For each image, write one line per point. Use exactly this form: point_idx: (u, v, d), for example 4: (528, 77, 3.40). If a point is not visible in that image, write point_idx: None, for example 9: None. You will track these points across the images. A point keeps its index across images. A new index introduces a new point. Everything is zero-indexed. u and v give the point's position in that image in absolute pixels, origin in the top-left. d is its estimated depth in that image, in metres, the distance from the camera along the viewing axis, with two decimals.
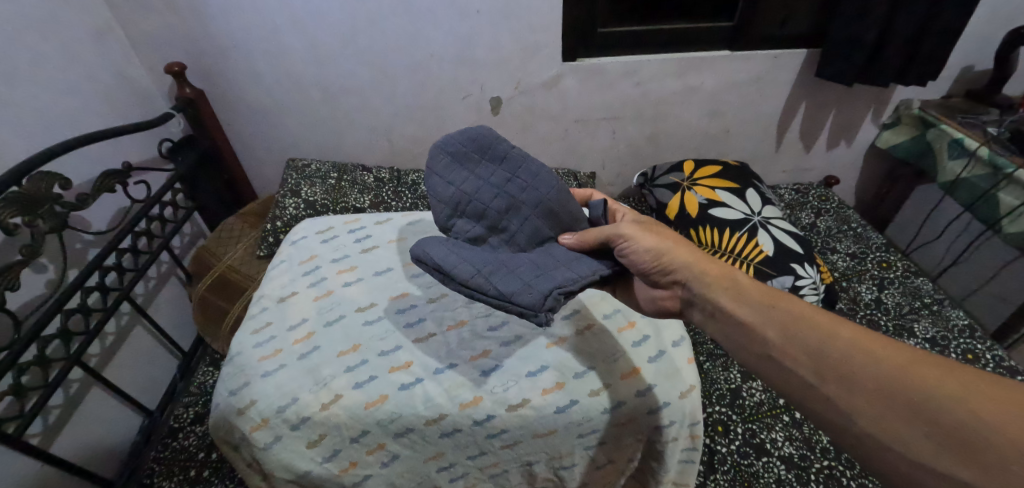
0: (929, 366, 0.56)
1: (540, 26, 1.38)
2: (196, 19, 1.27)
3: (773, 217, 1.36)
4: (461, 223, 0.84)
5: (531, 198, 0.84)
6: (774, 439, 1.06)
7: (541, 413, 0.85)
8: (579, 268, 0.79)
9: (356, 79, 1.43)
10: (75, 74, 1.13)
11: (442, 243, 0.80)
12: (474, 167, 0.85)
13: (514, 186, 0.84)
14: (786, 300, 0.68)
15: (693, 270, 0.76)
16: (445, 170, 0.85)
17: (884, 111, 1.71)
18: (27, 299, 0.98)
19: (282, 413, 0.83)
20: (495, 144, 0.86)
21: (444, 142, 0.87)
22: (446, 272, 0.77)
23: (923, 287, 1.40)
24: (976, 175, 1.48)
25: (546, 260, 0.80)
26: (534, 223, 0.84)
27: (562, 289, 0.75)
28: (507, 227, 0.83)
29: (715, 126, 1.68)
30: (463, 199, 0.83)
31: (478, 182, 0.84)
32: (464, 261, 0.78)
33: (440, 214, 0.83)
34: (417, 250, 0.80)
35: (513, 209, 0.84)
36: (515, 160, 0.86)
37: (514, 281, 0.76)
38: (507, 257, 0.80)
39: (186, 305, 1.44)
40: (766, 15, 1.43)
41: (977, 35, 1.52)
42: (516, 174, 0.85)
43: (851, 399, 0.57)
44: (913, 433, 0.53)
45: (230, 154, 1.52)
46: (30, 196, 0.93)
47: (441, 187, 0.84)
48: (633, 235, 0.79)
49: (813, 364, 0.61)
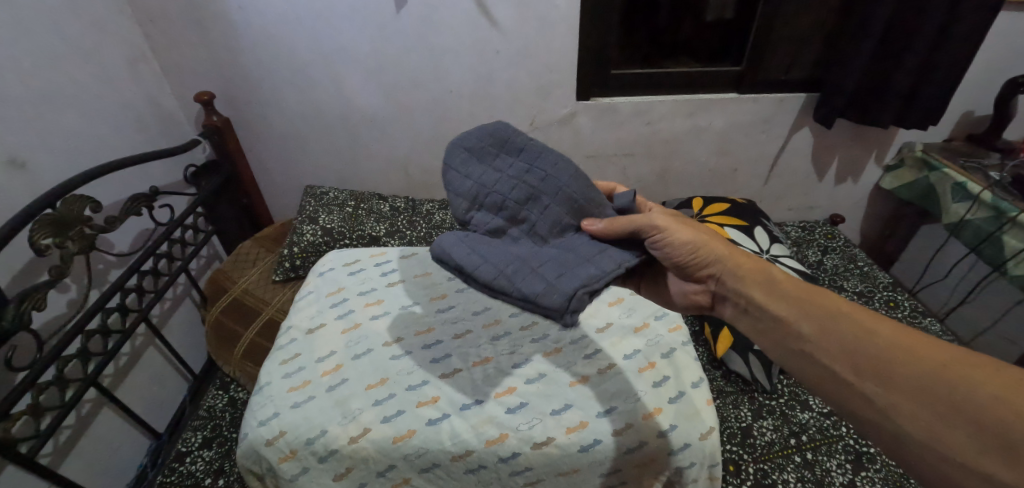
0: (970, 366, 0.55)
1: (556, 66, 1.44)
2: (227, 52, 1.33)
3: (781, 255, 1.38)
4: (480, 216, 0.86)
5: (550, 187, 0.84)
6: (786, 480, 1.06)
7: (565, 452, 0.86)
8: (603, 263, 0.79)
9: (377, 112, 1.48)
10: (110, 101, 1.18)
11: (462, 244, 0.85)
12: (492, 160, 0.87)
13: (532, 176, 0.85)
14: (826, 298, 0.68)
15: (727, 264, 0.79)
16: (462, 165, 0.87)
17: (887, 153, 1.75)
18: (50, 317, 1.00)
19: (310, 445, 0.85)
20: (511, 137, 0.87)
21: (461, 138, 0.88)
22: (467, 272, 0.83)
23: (931, 328, 1.41)
24: (979, 218, 1.52)
25: (569, 256, 0.81)
26: (554, 213, 0.84)
27: (587, 287, 0.76)
28: (527, 218, 0.85)
29: (724, 164, 1.72)
30: (480, 193, 0.85)
31: (495, 175, 0.85)
32: (484, 261, 0.82)
33: (459, 207, 0.86)
34: (440, 251, 0.86)
35: (531, 201, 0.84)
36: (532, 150, 0.86)
37: (537, 281, 0.79)
38: (529, 255, 0.82)
39: (197, 328, 1.45)
40: (772, 60, 1.48)
41: (975, 84, 1.58)
42: (534, 164, 0.85)
43: (886, 393, 0.58)
44: (951, 431, 0.53)
45: (249, 178, 1.56)
46: (62, 218, 0.96)
47: (460, 183, 0.86)
48: (669, 228, 0.78)
49: (849, 361, 0.61)
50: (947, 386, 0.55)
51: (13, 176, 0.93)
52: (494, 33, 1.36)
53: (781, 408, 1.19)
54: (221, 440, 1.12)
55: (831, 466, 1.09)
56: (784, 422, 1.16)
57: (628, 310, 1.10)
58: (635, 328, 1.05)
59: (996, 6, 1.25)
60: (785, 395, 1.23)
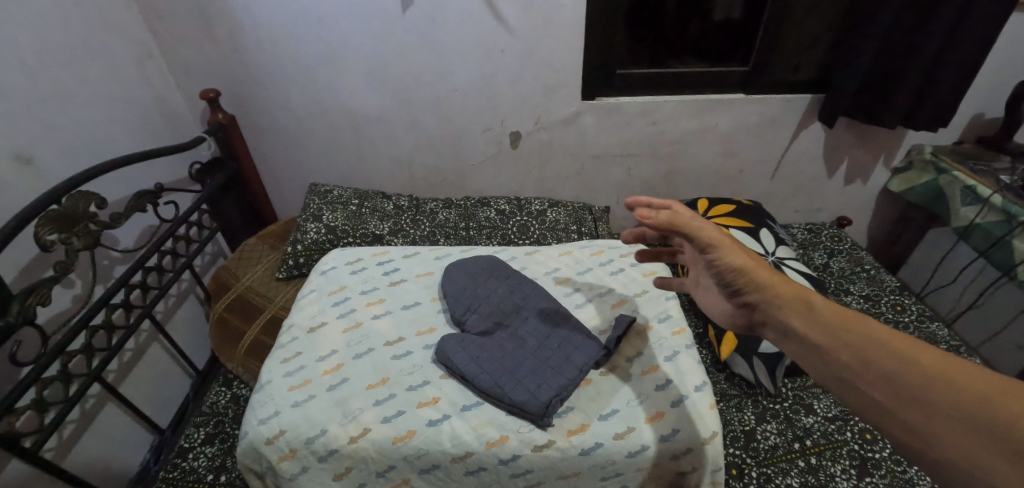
0: (1013, 398, 0.53)
1: (562, 65, 1.43)
2: (233, 49, 1.33)
3: (787, 257, 1.37)
4: (473, 318, 1.02)
5: (530, 304, 1.05)
6: (789, 485, 1.05)
7: (565, 455, 0.85)
8: (569, 372, 0.93)
9: (382, 110, 1.48)
10: (117, 97, 1.18)
11: (460, 347, 0.95)
12: (487, 279, 1.10)
13: (517, 294, 1.07)
14: (866, 325, 0.64)
15: (768, 294, 0.73)
16: (462, 279, 1.10)
17: (895, 156, 1.73)
18: (54, 313, 1.00)
19: (310, 445, 0.85)
20: (500, 265, 1.13)
21: (461, 263, 1.14)
22: (465, 376, 0.92)
23: (938, 332, 1.40)
24: (988, 222, 1.50)
25: (544, 366, 0.94)
26: (533, 325, 1.01)
27: (560, 397, 0.89)
28: (510, 324, 1.02)
29: (730, 165, 1.71)
30: (473, 302, 1.05)
31: (488, 290, 1.07)
32: (478, 365, 0.92)
33: (456, 311, 1.04)
34: (442, 356, 0.94)
35: (516, 311, 1.04)
36: (516, 277, 1.11)
37: (522, 389, 0.89)
38: (512, 362, 0.94)
39: (201, 325, 1.45)
40: (779, 62, 1.47)
41: (986, 87, 1.56)
42: (518, 285, 1.09)
43: (928, 422, 0.55)
44: (996, 461, 0.51)
45: (254, 175, 1.56)
46: (68, 214, 0.96)
47: (458, 291, 1.08)
48: (720, 247, 0.76)
49: (888, 386, 0.59)
50: (991, 418, 0.52)
51: (19, 171, 0.94)
52: (499, 33, 1.36)
53: (785, 412, 1.19)
54: (223, 436, 1.13)
55: (835, 471, 1.08)
56: (789, 426, 1.16)
57: (631, 312, 1.10)
58: (639, 330, 1.05)
59: (1009, 8, 1.23)
60: (790, 399, 1.22)
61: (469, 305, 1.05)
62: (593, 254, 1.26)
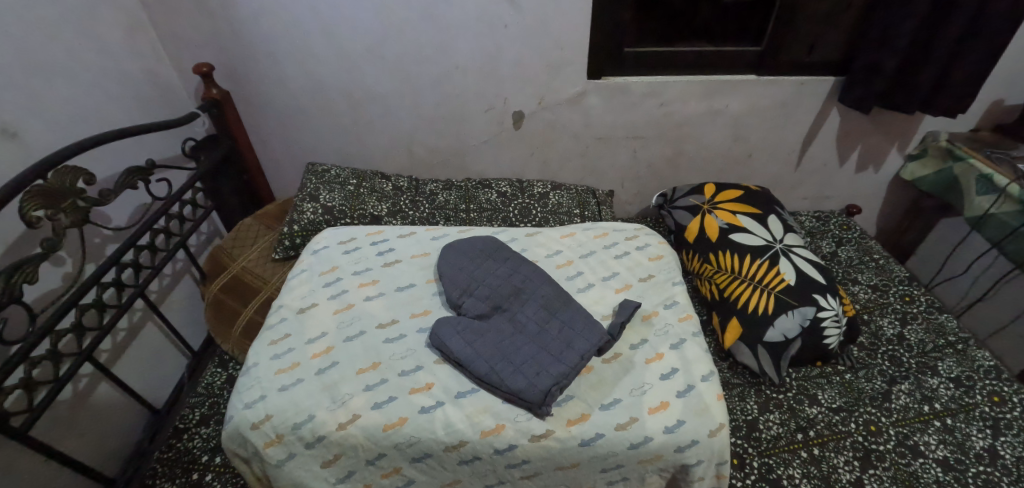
0: None
1: (568, 42, 1.38)
2: (227, 21, 1.29)
3: (795, 245, 1.33)
4: (471, 302, 0.99)
5: (530, 289, 1.02)
6: (791, 476, 1.03)
7: (564, 445, 0.83)
8: (569, 358, 0.89)
9: (381, 88, 1.44)
10: (107, 69, 1.14)
11: (456, 333, 0.92)
12: (486, 262, 1.07)
13: (517, 278, 1.03)
14: None
15: None
16: (460, 262, 1.07)
17: (909, 142, 1.67)
18: (44, 291, 0.98)
19: (297, 430, 0.83)
20: (500, 248, 1.10)
21: (460, 245, 1.11)
22: (461, 362, 0.89)
23: (947, 324, 1.36)
24: (1004, 212, 1.46)
25: (543, 353, 0.90)
26: (533, 310, 0.98)
27: (559, 386, 0.85)
28: (509, 308, 0.99)
29: (738, 150, 1.66)
30: (472, 285, 1.02)
31: (488, 274, 1.04)
32: (474, 352, 0.89)
33: (453, 294, 1.00)
34: (438, 341, 0.91)
35: (515, 296, 1.01)
36: (516, 260, 1.07)
37: (520, 377, 0.86)
38: (510, 349, 0.90)
39: (197, 304, 1.44)
40: (794, 42, 1.41)
41: (1009, 71, 1.50)
42: (518, 269, 1.05)
43: None
44: None
45: (249, 153, 1.53)
46: (54, 190, 0.93)
47: (456, 274, 1.04)
48: None
49: None
50: None
51: (5, 143, 0.91)
52: (503, 7, 1.30)
53: (788, 402, 1.16)
54: (218, 417, 1.11)
55: (838, 463, 1.06)
56: (792, 416, 1.13)
57: (636, 298, 1.07)
58: (643, 317, 1.03)
59: None
60: (794, 389, 1.19)
61: (467, 288, 1.02)
62: (597, 237, 1.22)
